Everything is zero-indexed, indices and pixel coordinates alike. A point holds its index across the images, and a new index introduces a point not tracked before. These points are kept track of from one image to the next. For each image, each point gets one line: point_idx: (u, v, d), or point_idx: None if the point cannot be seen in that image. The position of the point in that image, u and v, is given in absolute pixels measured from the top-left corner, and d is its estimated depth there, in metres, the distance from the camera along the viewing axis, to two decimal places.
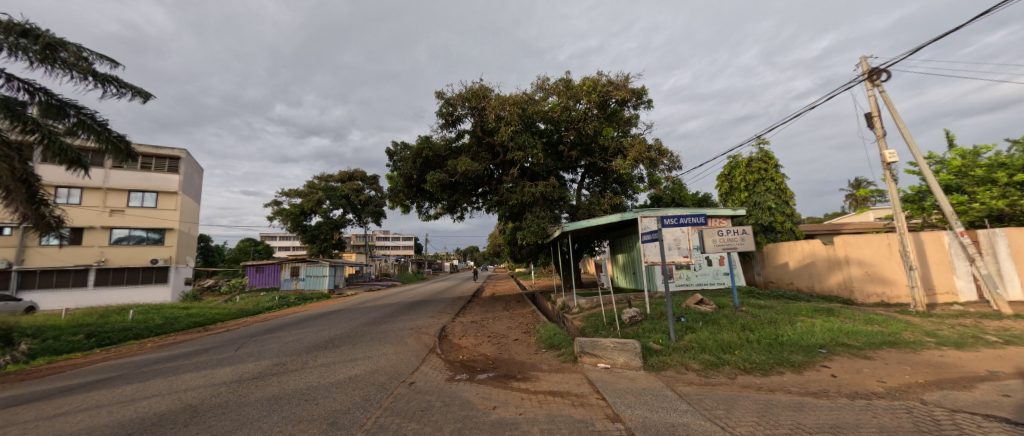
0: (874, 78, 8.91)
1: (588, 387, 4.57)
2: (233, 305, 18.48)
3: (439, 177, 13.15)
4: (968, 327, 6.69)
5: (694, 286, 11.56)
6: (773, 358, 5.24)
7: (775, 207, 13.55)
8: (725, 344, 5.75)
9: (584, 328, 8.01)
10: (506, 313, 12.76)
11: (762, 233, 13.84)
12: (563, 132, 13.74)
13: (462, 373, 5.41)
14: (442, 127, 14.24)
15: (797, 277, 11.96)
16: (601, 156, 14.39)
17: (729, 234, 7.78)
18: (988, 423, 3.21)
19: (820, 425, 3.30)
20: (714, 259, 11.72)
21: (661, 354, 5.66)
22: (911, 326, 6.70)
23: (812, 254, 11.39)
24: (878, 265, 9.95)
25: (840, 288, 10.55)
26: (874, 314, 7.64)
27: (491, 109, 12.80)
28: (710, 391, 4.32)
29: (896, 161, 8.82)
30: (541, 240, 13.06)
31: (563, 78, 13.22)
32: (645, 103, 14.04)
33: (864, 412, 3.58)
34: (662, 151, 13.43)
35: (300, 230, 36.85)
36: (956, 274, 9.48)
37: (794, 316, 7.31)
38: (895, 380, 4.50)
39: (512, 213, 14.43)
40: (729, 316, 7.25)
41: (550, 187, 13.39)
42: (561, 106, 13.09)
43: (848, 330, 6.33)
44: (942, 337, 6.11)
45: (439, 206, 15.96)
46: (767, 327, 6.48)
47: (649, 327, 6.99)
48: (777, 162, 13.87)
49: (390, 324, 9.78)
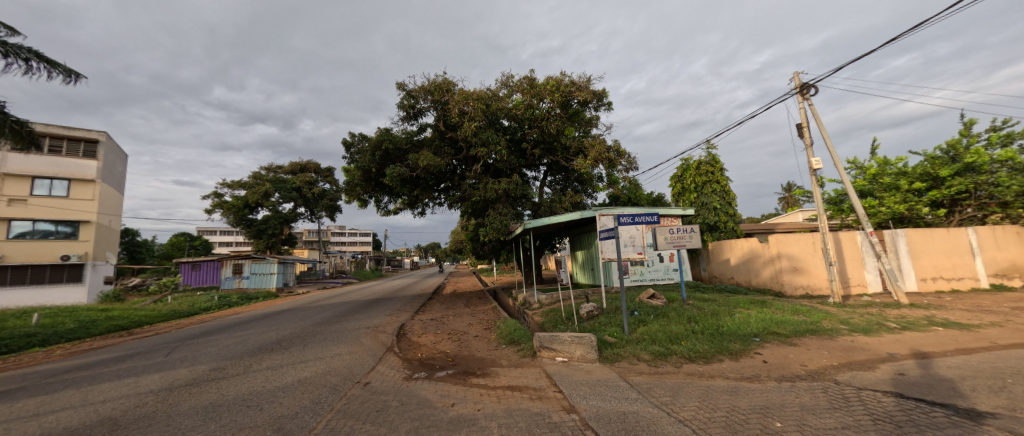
0: (805, 92, 9.83)
1: (546, 381, 4.68)
2: (164, 305, 16.79)
3: (400, 172, 12.75)
4: (874, 315, 7.64)
5: (647, 282, 12.18)
6: (715, 347, 5.65)
7: (720, 207, 14.57)
8: (673, 335, 6.13)
9: (544, 323, 8.19)
10: (466, 310, 12.70)
11: (708, 232, 14.85)
12: (526, 129, 13.89)
13: (420, 371, 5.34)
14: (404, 120, 13.82)
15: (737, 272, 13.00)
16: (563, 155, 14.61)
17: (679, 233, 8.26)
18: (885, 399, 3.70)
19: (753, 407, 3.62)
20: (664, 256, 12.47)
21: (615, 346, 5.91)
22: (828, 315, 7.51)
23: (750, 251, 12.39)
24: (805, 260, 11.04)
25: (773, 281, 11.62)
26: (800, 305, 8.48)
27: (455, 104, 12.69)
28: (659, 380, 4.60)
29: (820, 167, 9.80)
30: (503, 236, 13.15)
31: (527, 76, 13.33)
32: (606, 104, 14.45)
33: (788, 393, 3.98)
34: (621, 151, 13.95)
35: (244, 225, 34.26)
36: (866, 269, 10.76)
37: (734, 308, 7.95)
38: (815, 363, 5.04)
39: (475, 209, 14.40)
40: (678, 309, 7.74)
41: (513, 184, 13.48)
42: (525, 103, 13.20)
43: (779, 320, 6.97)
44: (854, 324, 6.91)
45: (399, 201, 15.62)
46: (710, 318, 6.98)
47: (605, 321, 7.29)
48: (723, 165, 14.85)
49: (344, 324, 9.39)
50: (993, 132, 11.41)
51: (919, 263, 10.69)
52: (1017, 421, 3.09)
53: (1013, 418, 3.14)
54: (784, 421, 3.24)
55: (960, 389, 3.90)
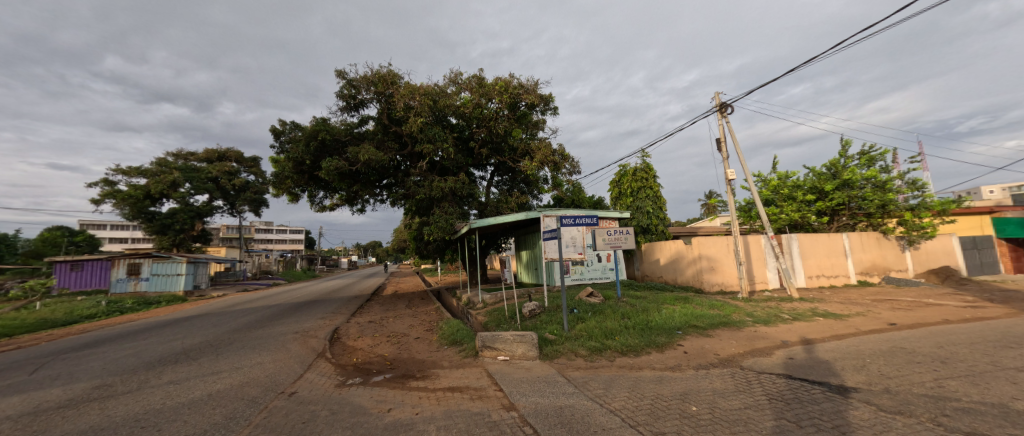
0: (723, 111, 11.00)
1: (487, 380, 4.74)
2: (31, 313, 14.03)
3: (337, 165, 12.01)
4: (773, 308, 8.81)
5: (586, 281, 12.79)
6: (644, 341, 6.12)
7: (652, 211, 15.72)
8: (608, 331, 6.52)
9: (487, 323, 8.25)
10: (407, 312, 12.34)
11: (642, 234, 15.95)
12: (474, 128, 13.85)
13: (355, 377, 5.11)
14: (343, 110, 13.07)
15: (665, 271, 14.15)
16: (510, 156, 14.78)
17: (616, 234, 8.80)
18: (778, 380, 4.31)
19: (674, 394, 3.99)
20: (602, 256, 13.18)
21: (555, 343, 6.15)
22: (738, 308, 8.49)
23: (676, 252, 13.57)
24: (720, 260, 12.35)
25: (694, 279, 12.84)
26: (717, 301, 9.48)
27: (400, 97, 12.28)
28: (594, 374, 4.88)
29: (735, 178, 11.04)
30: (448, 236, 12.99)
31: (475, 75, 13.34)
32: (553, 109, 14.90)
33: (704, 379, 4.46)
34: (565, 155, 14.49)
35: (143, 218, 29.79)
36: (768, 268, 12.33)
37: (662, 304, 8.66)
38: (726, 351, 5.70)
39: (419, 207, 14.05)
40: (613, 306, 8.25)
41: (460, 182, 13.37)
42: (473, 102, 13.15)
43: (698, 314, 7.73)
44: (757, 316, 7.92)
45: (337, 196, 14.72)
46: (640, 314, 7.54)
47: (546, 319, 7.54)
48: (655, 173, 16.07)
49: (269, 329, 8.64)
50: (862, 155, 13.72)
51: (808, 263, 12.48)
52: (872, 393, 3.78)
53: (870, 391, 3.84)
54: (699, 404, 3.62)
55: (833, 368, 4.68)
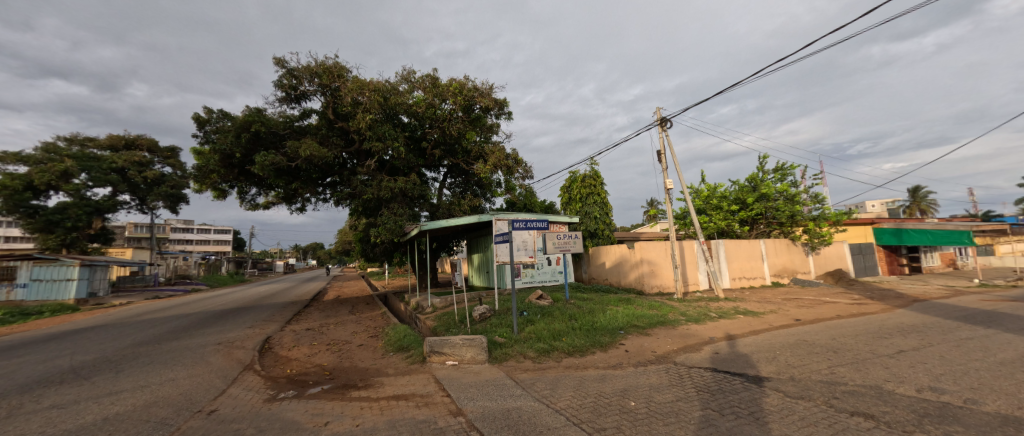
0: (663, 125, 11.84)
1: (434, 386, 4.67)
2: None
3: (273, 160, 11.14)
4: (704, 307, 9.62)
5: (536, 284, 13.04)
6: (589, 341, 6.38)
7: (599, 217, 16.43)
8: (556, 332, 6.72)
9: (436, 327, 8.10)
10: (350, 318, 11.74)
11: (589, 238, 16.61)
12: (427, 129, 13.59)
13: (288, 389, 4.78)
14: (282, 101, 12.19)
15: (610, 274, 14.87)
16: (464, 158, 14.69)
17: (565, 238, 9.09)
18: (705, 373, 4.72)
19: (615, 391, 4.22)
20: (552, 259, 13.54)
21: (504, 346, 6.21)
22: (674, 308, 9.15)
23: (620, 255, 14.32)
24: (659, 264, 13.25)
25: (636, 281, 13.64)
26: (655, 302, 10.14)
27: (347, 92, 11.74)
28: (541, 375, 5.00)
29: (672, 188, 11.92)
30: (397, 238, 12.59)
31: (429, 75, 13.13)
32: (507, 114, 15.06)
33: (642, 376, 4.76)
34: (518, 160, 14.69)
35: (23, 213, 25.32)
36: (700, 271, 13.44)
37: (606, 306, 9.09)
38: (662, 349, 6.13)
39: (366, 208, 13.47)
40: (561, 307, 8.51)
41: (410, 183, 13.03)
42: (426, 102, 12.91)
43: (639, 314, 8.22)
44: (690, 315, 8.59)
45: (272, 194, 13.66)
46: (587, 315, 7.85)
47: (496, 322, 7.58)
48: (603, 180, 16.83)
49: (186, 340, 7.77)
50: (777, 171, 15.48)
51: (732, 266, 13.80)
52: (781, 381, 4.29)
53: (779, 379, 4.36)
54: (637, 399, 3.87)
55: (750, 361, 5.23)
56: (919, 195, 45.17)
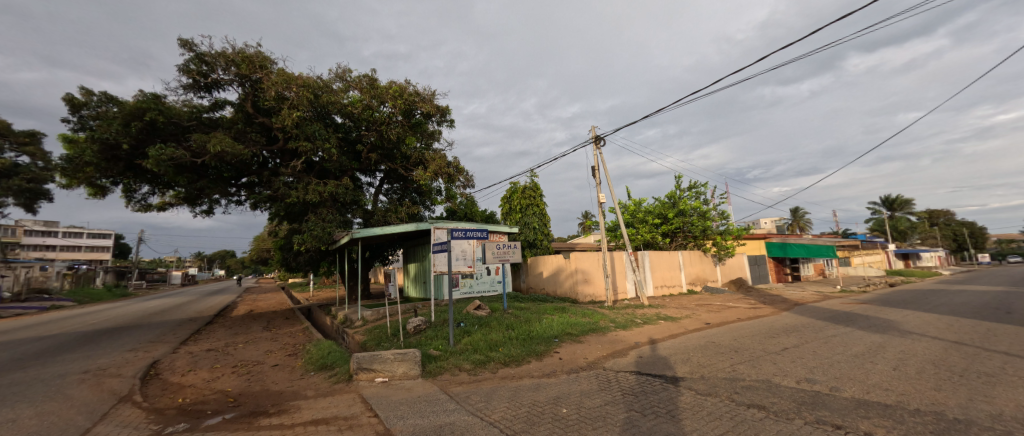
0: (598, 143, 12.52)
1: (361, 406, 4.30)
2: None
3: (172, 154, 9.66)
4: (631, 314, 10.22)
5: (475, 294, 12.85)
6: (525, 350, 6.38)
7: (538, 227, 16.77)
8: (493, 343, 6.62)
9: (366, 342, 7.54)
10: (265, 334, 10.49)
11: (528, 248, 16.85)
12: (363, 131, 12.87)
13: (178, 422, 4.06)
14: (187, 89, 10.71)
15: (547, 283, 15.20)
16: (402, 164, 14.14)
17: (504, 248, 9.08)
18: (632, 376, 4.94)
19: (549, 399, 4.23)
20: (491, 269, 13.51)
21: (439, 359, 5.95)
22: (604, 316, 9.57)
23: (556, 266, 14.73)
24: (592, 273, 13.88)
25: (571, 290, 14.10)
26: (588, 309, 10.54)
27: (271, 84, 10.69)
28: (476, 387, 4.85)
29: (605, 201, 12.61)
30: (325, 246, 11.63)
31: (367, 75, 12.52)
32: (449, 121, 14.85)
33: (574, 382, 4.85)
34: (459, 168, 14.51)
35: None
36: (628, 280, 14.33)
37: (542, 314, 9.24)
38: (593, 355, 6.35)
39: (289, 212, 12.28)
40: (498, 317, 8.45)
41: (342, 187, 12.18)
42: (362, 103, 12.22)
43: (573, 322, 8.46)
44: (618, 322, 9.06)
45: (170, 193, 11.86)
46: (523, 325, 7.88)
47: (432, 334, 7.28)
48: (542, 192, 17.26)
49: (38, 370, 6.29)
50: (694, 189, 17.18)
51: (656, 275, 14.92)
52: (694, 380, 4.66)
53: (692, 378, 4.72)
54: (568, 406, 3.92)
55: (669, 363, 5.62)
56: (800, 215, 53.39)
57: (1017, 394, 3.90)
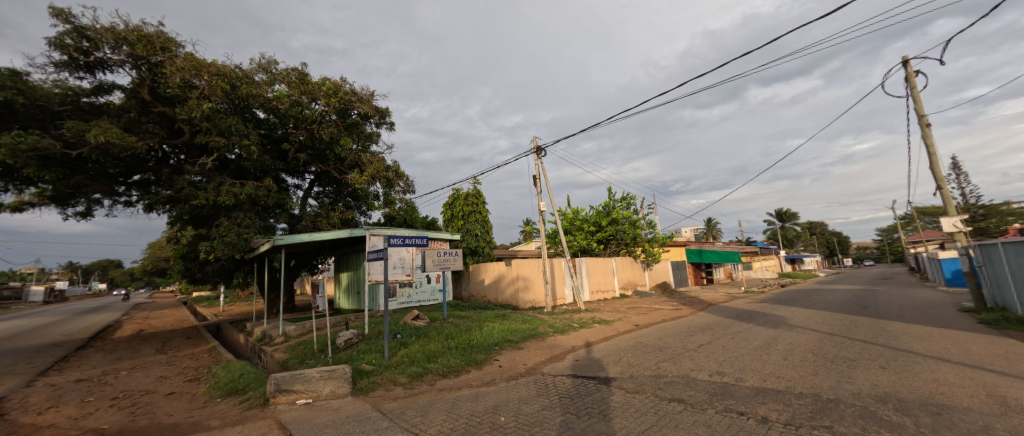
0: (539, 153, 12.94)
1: (278, 433, 3.90)
2: None
3: (36, 144, 8.06)
4: (569, 319, 10.59)
5: (413, 303, 12.40)
6: (465, 360, 6.29)
7: (480, 234, 16.73)
8: (431, 354, 6.44)
9: (287, 361, 6.88)
10: (160, 358, 9.11)
11: (470, 255, 16.72)
12: (290, 129, 11.90)
13: None
14: (61, 67, 9.05)
15: (489, 291, 15.21)
16: (335, 166, 13.31)
17: (445, 256, 8.92)
18: (568, 380, 5.12)
19: (487, 408, 4.22)
20: (431, 277, 13.17)
21: (372, 375, 5.64)
22: (543, 321, 9.81)
23: (498, 273, 14.80)
24: (533, 280, 14.18)
25: (512, 297, 14.25)
26: (528, 316, 10.71)
27: (175, 70, 9.47)
28: (412, 402, 4.67)
29: (545, 210, 13.01)
30: (240, 254, 10.47)
31: (297, 69, 11.69)
32: (388, 124, 14.33)
33: (513, 389, 4.89)
34: (399, 173, 14.01)
35: None
36: (566, 286, 14.88)
37: (483, 322, 9.21)
38: (532, 361, 6.46)
39: (195, 216, 10.89)
40: (438, 327, 8.24)
41: (263, 189, 11.12)
42: (290, 98, 11.33)
43: (513, 329, 8.54)
44: (557, 327, 9.33)
45: (31, 191, 9.84)
46: (463, 334, 7.78)
47: (365, 348, 6.88)
48: (485, 199, 17.27)
49: None
50: (626, 200, 18.43)
51: (592, 281, 15.68)
52: (624, 380, 4.96)
53: (622, 378, 5.02)
54: (507, 414, 3.94)
55: (602, 364, 5.92)
56: (712, 224, 59.92)
57: (871, 373, 4.74)
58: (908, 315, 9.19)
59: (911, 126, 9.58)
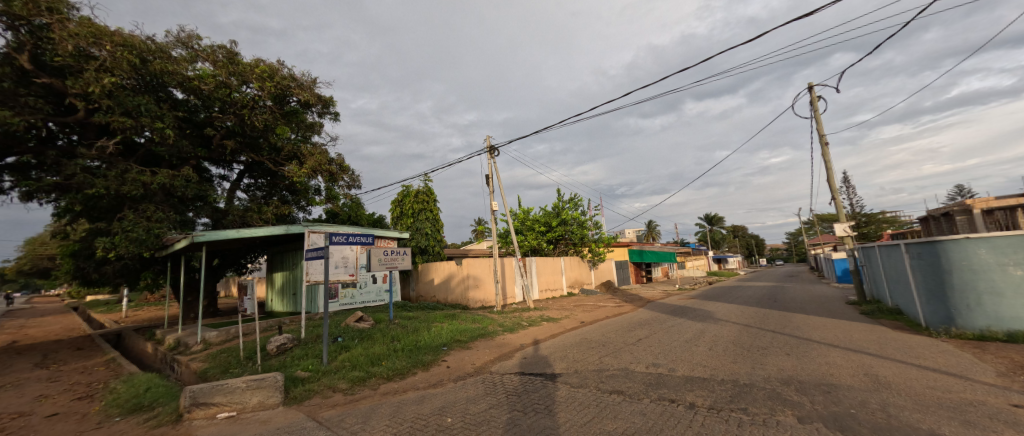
0: (492, 153, 12.99)
1: None
2: None
3: None
4: (518, 317, 10.77)
5: (356, 305, 11.86)
6: (411, 362, 6.17)
7: (430, 233, 16.39)
8: (375, 357, 6.23)
9: (206, 371, 6.25)
10: (41, 373, 7.83)
11: (419, 254, 16.33)
12: (215, 113, 10.82)
13: None
14: None
15: (438, 291, 14.96)
16: (270, 157, 12.33)
17: (393, 255, 8.66)
18: (515, 378, 5.22)
19: (433, 410, 4.18)
20: (377, 277, 12.68)
21: (308, 382, 5.32)
22: (493, 320, 9.87)
23: (448, 272, 14.61)
24: (484, 279, 14.21)
25: (462, 297, 14.16)
26: (478, 315, 10.71)
27: (67, 35, 8.18)
28: (352, 408, 4.49)
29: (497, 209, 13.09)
30: (150, 251, 9.31)
31: (225, 48, 10.70)
32: (333, 114, 13.57)
33: (461, 390, 4.89)
34: (343, 167, 13.31)
35: None
36: (516, 285, 15.10)
37: (432, 323, 9.06)
38: (480, 360, 6.49)
39: (93, 206, 9.52)
40: (383, 329, 7.97)
41: (180, 178, 9.99)
42: (215, 79, 10.29)
43: (462, 329, 8.51)
44: (506, 326, 9.44)
45: None
46: (410, 335, 7.61)
47: (300, 353, 6.48)
48: (436, 197, 16.96)
49: None
50: (574, 201, 19.10)
51: (541, 280, 16.06)
52: (569, 375, 5.18)
53: (567, 374, 5.24)
54: (453, 415, 3.94)
55: (548, 361, 6.12)
56: (651, 227, 64.03)
57: (778, 360, 5.41)
58: (809, 308, 10.57)
59: (816, 143, 11.02)
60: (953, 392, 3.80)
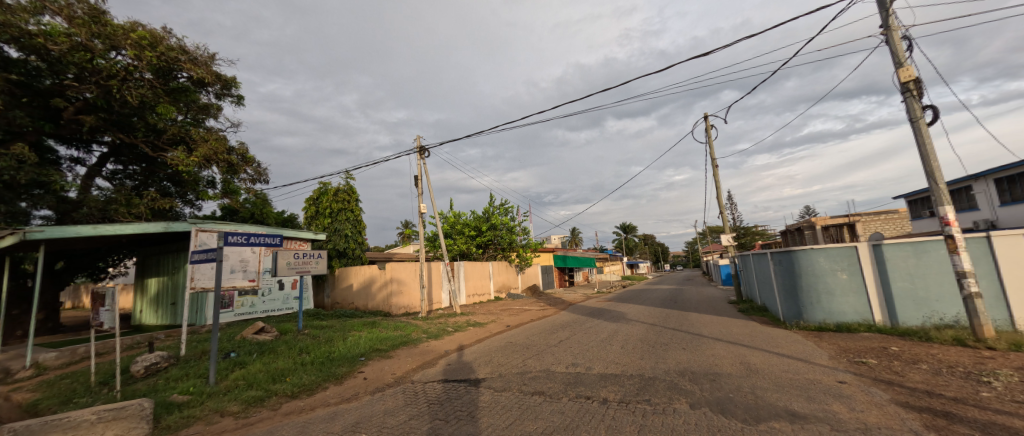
0: (423, 154, 12.66)
1: None
2: None
3: None
4: (444, 323, 10.57)
5: (258, 314, 10.56)
6: (321, 376, 5.68)
7: (350, 235, 15.24)
8: (277, 373, 5.62)
9: (38, 403, 5.01)
10: None
11: (336, 257, 15.13)
12: (66, 80, 8.87)
13: None
14: None
15: (356, 297, 14.00)
16: (148, 140, 10.48)
17: (304, 258, 7.91)
18: (436, 386, 5.11)
19: (345, 427, 3.90)
20: (284, 283, 11.47)
21: (187, 407, 4.59)
22: (417, 327, 9.55)
23: (368, 277, 13.76)
24: (408, 284, 13.68)
25: (384, 303, 13.44)
26: (400, 322, 10.26)
27: None
28: (245, 434, 3.97)
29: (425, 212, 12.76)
30: None
31: (88, 4, 8.92)
32: (235, 97, 12.06)
33: (378, 402, 4.64)
34: (246, 158, 11.86)
35: None
36: (443, 289, 14.81)
37: (348, 332, 8.46)
38: (401, 369, 6.23)
39: None
40: (289, 341, 7.22)
41: (9, 158, 7.94)
42: (70, 39, 8.45)
43: (383, 337, 8.08)
44: (431, 332, 9.20)
45: None
46: (322, 346, 7.02)
47: (179, 373, 5.57)
48: (358, 197, 15.93)
49: None
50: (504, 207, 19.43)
51: (468, 284, 15.97)
52: (492, 380, 5.23)
53: (491, 378, 5.28)
54: (368, 430, 3.73)
55: (473, 366, 6.12)
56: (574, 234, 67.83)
57: (677, 354, 6.10)
58: (702, 308, 12.09)
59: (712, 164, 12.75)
60: (800, 374, 4.66)
